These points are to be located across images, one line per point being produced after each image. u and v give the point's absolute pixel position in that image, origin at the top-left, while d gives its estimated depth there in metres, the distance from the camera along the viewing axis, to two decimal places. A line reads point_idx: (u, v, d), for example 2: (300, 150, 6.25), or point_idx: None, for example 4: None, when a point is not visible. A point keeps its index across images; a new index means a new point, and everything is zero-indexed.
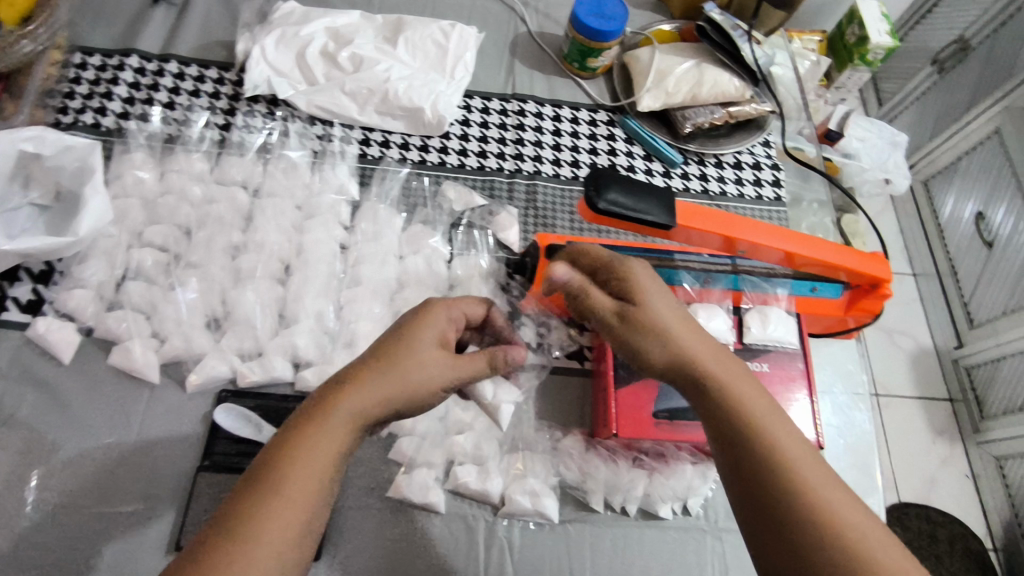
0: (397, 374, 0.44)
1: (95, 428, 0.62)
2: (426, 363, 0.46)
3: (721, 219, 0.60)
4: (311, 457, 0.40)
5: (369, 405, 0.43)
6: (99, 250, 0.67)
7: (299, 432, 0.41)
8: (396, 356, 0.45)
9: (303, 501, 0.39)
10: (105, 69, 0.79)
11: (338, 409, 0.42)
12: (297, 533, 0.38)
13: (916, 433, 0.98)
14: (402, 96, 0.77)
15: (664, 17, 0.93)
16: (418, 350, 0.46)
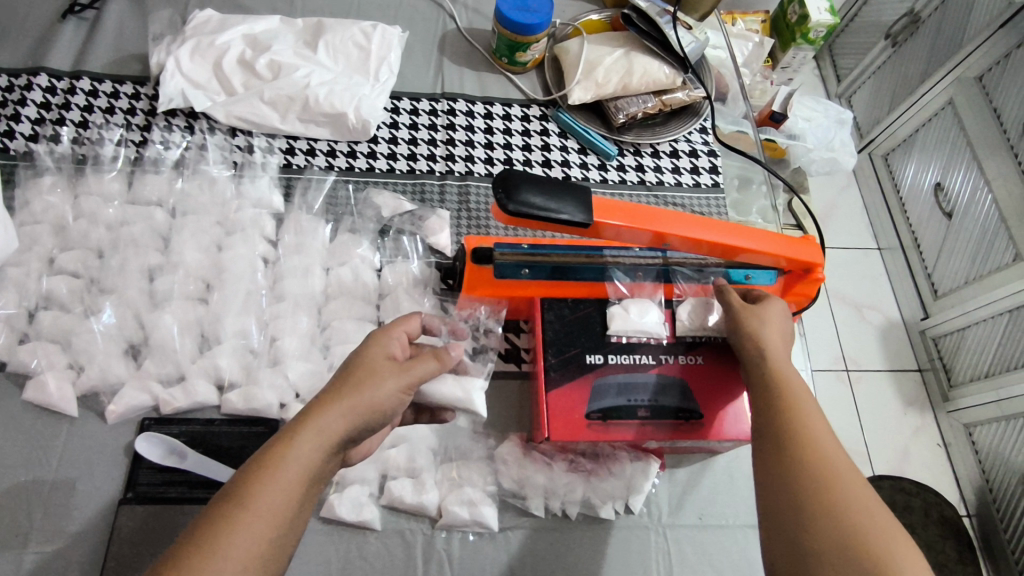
0: (347, 392, 0.44)
1: (11, 466, 0.59)
2: (378, 379, 0.45)
3: (643, 213, 0.58)
4: (279, 470, 0.40)
5: (327, 420, 0.42)
6: (8, 280, 0.65)
7: (272, 447, 0.41)
8: (345, 377, 0.45)
9: (267, 513, 0.38)
10: (12, 90, 0.76)
11: (308, 424, 0.42)
12: (256, 548, 0.37)
13: (887, 407, 0.95)
14: (323, 102, 0.75)
15: (597, 6, 0.91)
16: (372, 367, 0.46)
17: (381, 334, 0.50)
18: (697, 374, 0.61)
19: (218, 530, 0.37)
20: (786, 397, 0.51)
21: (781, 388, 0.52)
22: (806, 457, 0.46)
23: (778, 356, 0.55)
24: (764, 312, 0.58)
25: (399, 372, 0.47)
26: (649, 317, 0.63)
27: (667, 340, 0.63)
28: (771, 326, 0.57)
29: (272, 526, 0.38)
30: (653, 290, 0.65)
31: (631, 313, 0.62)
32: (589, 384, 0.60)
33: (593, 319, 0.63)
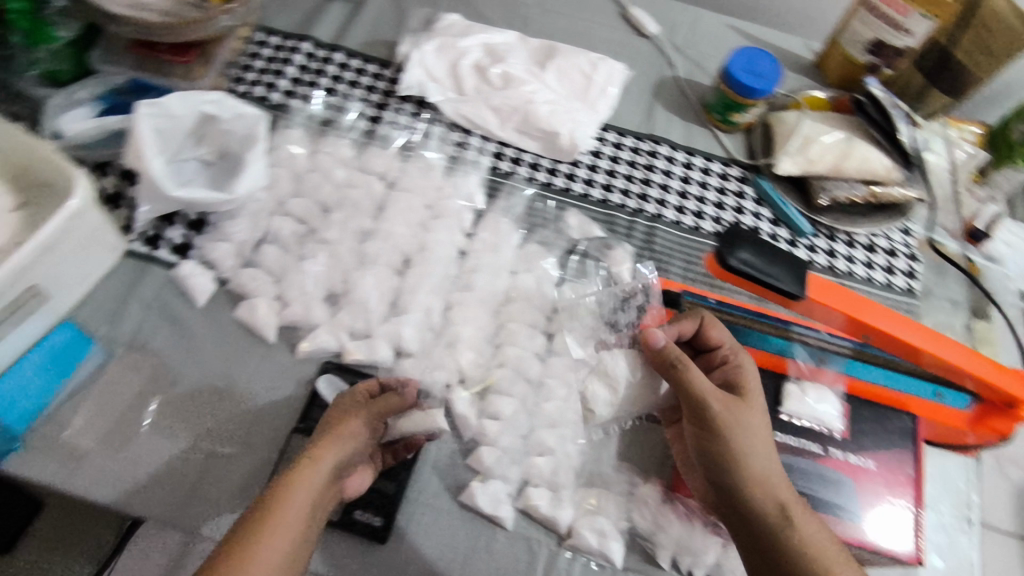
0: (332, 438, 0.53)
1: (212, 372, 0.67)
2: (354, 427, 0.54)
3: (855, 302, 0.57)
4: (286, 500, 0.47)
5: (321, 462, 0.50)
6: (247, 211, 0.73)
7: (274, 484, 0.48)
8: (324, 430, 0.54)
9: (283, 536, 0.46)
10: (281, 49, 0.86)
11: (308, 463, 0.50)
12: (275, 564, 0.44)
13: None
14: (543, 120, 0.79)
15: (818, 84, 0.92)
16: (348, 418, 0.55)
17: (352, 394, 0.58)
18: (868, 479, 0.59)
19: (245, 557, 0.43)
20: (751, 483, 0.52)
21: (759, 488, 0.52)
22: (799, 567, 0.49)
23: (750, 448, 0.53)
24: (742, 411, 0.54)
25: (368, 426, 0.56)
26: (824, 405, 0.61)
27: (841, 435, 0.61)
28: (745, 419, 0.54)
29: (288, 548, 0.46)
30: (834, 379, 0.63)
31: (807, 396, 0.61)
32: None
33: (766, 392, 0.62)
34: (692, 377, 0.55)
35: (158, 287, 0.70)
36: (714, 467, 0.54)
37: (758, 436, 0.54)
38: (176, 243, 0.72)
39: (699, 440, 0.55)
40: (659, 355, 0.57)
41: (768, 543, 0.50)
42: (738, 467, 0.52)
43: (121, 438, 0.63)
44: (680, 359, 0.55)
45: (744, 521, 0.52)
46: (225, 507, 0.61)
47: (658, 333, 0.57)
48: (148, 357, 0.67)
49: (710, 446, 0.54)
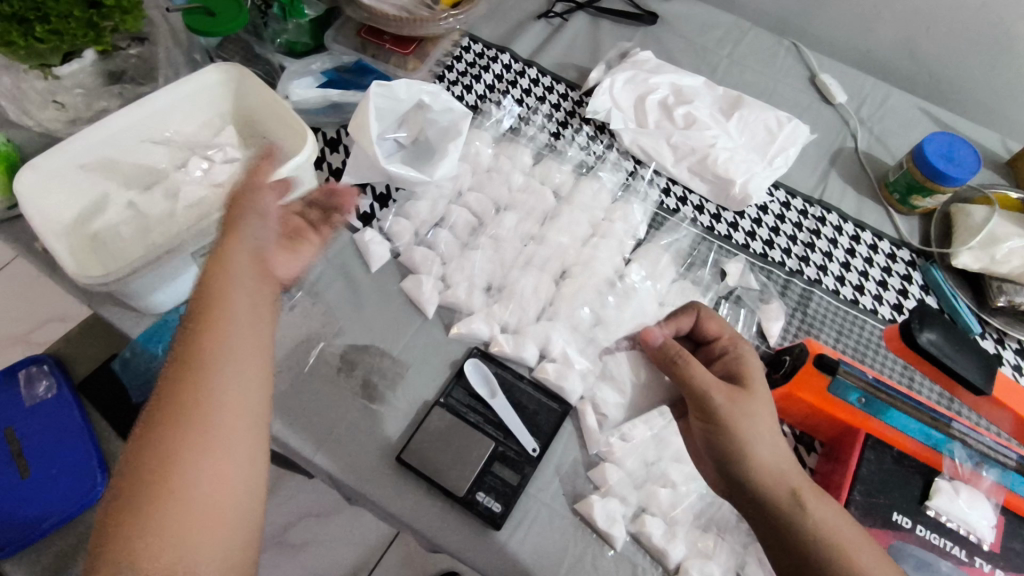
0: (218, 263, 0.49)
1: (372, 332, 0.72)
2: (255, 234, 0.52)
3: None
4: (209, 302, 0.47)
5: (229, 296, 0.48)
6: (430, 195, 0.79)
7: (196, 299, 0.48)
8: (223, 238, 0.51)
9: (235, 354, 0.46)
10: (482, 57, 0.93)
11: (219, 264, 0.49)
12: (240, 383, 0.46)
13: None
14: (719, 164, 0.81)
15: (1008, 183, 0.89)
16: (254, 216, 0.53)
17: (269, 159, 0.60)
18: None
19: (186, 403, 0.43)
20: (763, 476, 0.55)
21: (768, 473, 0.55)
22: (815, 552, 0.51)
23: (753, 436, 0.56)
24: (746, 403, 0.58)
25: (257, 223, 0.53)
26: (978, 513, 0.58)
27: (991, 547, 0.57)
28: (750, 409, 0.58)
29: (241, 364, 0.46)
30: (991, 489, 0.59)
31: (960, 498, 0.58)
32: (888, 539, 0.57)
33: (914, 480, 0.60)
34: (693, 373, 0.60)
35: (340, 245, 0.77)
36: (722, 461, 0.57)
37: (762, 422, 0.57)
38: (363, 211, 0.80)
39: (706, 434, 0.59)
40: (661, 353, 0.64)
41: (783, 530, 0.53)
42: (744, 456, 0.55)
43: (286, 369, 0.69)
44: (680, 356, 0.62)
45: (760, 510, 0.54)
46: (361, 456, 0.65)
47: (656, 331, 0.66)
48: (319, 306, 0.73)
49: (716, 439, 0.57)
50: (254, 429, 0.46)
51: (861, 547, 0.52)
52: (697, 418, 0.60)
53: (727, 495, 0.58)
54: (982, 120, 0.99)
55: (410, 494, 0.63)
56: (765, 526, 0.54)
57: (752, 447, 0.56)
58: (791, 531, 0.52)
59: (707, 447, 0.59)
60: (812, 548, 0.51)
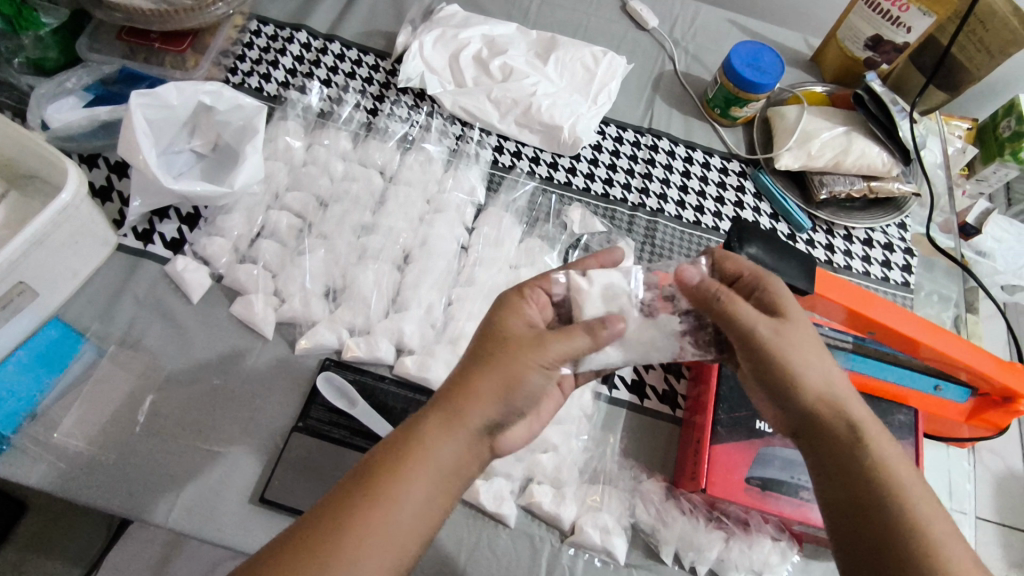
0: (502, 361, 0.44)
1: (207, 368, 0.65)
2: (532, 368, 0.45)
3: (859, 296, 0.59)
4: (458, 428, 0.43)
5: (475, 408, 0.43)
6: (243, 205, 0.72)
7: (442, 402, 0.44)
8: (484, 370, 0.44)
9: (435, 459, 0.42)
10: (276, 39, 0.84)
11: (466, 402, 0.43)
12: (440, 474, 0.42)
13: (1003, 564, 0.76)
14: (544, 112, 0.79)
15: (815, 78, 0.93)
16: (515, 370, 0.44)
17: (529, 283, 0.51)
18: None
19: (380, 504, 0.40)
20: (824, 417, 0.46)
21: (827, 411, 0.46)
22: (878, 498, 0.43)
23: (809, 368, 0.47)
24: (793, 331, 0.47)
25: (545, 341, 0.46)
26: None
27: None
28: (798, 337, 0.47)
29: (437, 475, 0.42)
30: None
31: None
32: (755, 449, 0.59)
33: None
34: (733, 305, 0.48)
35: (151, 281, 0.68)
36: (773, 396, 0.48)
37: (818, 355, 0.48)
38: (170, 238, 0.71)
39: (751, 371, 0.49)
40: (697, 291, 0.49)
41: (838, 467, 0.45)
42: (800, 391, 0.47)
43: (113, 437, 0.61)
44: (715, 288, 0.48)
45: (822, 454, 0.46)
46: (221, 507, 0.59)
47: (693, 269, 0.52)
48: (140, 354, 0.65)
49: (768, 378, 0.48)
50: (425, 510, 0.42)
51: (920, 491, 0.44)
52: (740, 354, 0.49)
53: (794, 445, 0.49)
54: (786, 21, 1.02)
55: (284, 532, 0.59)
56: (835, 481, 0.45)
57: (807, 381, 0.47)
58: (847, 471, 0.45)
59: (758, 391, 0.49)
60: (869, 496, 0.43)
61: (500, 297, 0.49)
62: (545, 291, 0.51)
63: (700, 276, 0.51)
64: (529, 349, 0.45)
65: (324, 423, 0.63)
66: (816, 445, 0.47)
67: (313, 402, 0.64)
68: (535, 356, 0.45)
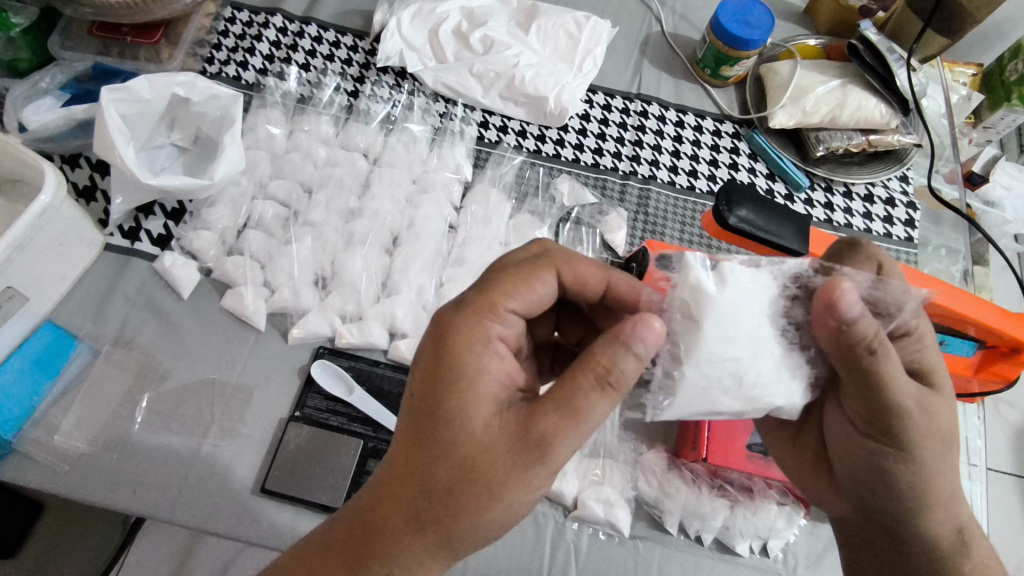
0: (469, 495, 0.37)
1: (202, 363, 0.65)
2: (524, 481, 0.37)
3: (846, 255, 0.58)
4: (429, 558, 0.38)
5: (433, 544, 0.38)
6: (227, 197, 0.71)
7: (417, 524, 0.37)
8: (458, 495, 0.37)
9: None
10: (252, 25, 0.82)
11: (447, 527, 0.37)
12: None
13: (1017, 514, 0.75)
14: (528, 84, 0.77)
15: (809, 31, 0.90)
16: (486, 505, 0.38)
17: (490, 324, 0.41)
18: None
19: None
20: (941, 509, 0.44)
21: (937, 509, 0.44)
22: None
23: (930, 462, 0.43)
24: (938, 411, 0.43)
25: (542, 451, 0.37)
26: None
27: None
28: (942, 419, 0.43)
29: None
30: None
31: None
32: None
33: None
34: (890, 374, 0.40)
35: (140, 278, 0.68)
36: (874, 477, 0.45)
37: (949, 445, 0.44)
38: (157, 234, 0.70)
39: (872, 445, 0.44)
40: (845, 335, 0.39)
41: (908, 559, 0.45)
42: (917, 486, 0.44)
43: (113, 435, 0.61)
44: (880, 345, 0.39)
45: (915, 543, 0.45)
46: (223, 499, 0.59)
47: (853, 292, 0.39)
48: (134, 353, 0.65)
49: (884, 461, 0.44)
50: None
51: None
52: (860, 427, 0.44)
53: (880, 521, 0.46)
54: None
55: (286, 521, 0.59)
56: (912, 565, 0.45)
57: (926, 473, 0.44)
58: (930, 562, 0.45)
59: (871, 465, 0.45)
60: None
61: (459, 352, 0.39)
62: (512, 318, 0.42)
63: (860, 308, 0.39)
64: (517, 456, 0.37)
65: (319, 413, 0.63)
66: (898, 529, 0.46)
67: (310, 391, 0.64)
68: (518, 468, 0.37)
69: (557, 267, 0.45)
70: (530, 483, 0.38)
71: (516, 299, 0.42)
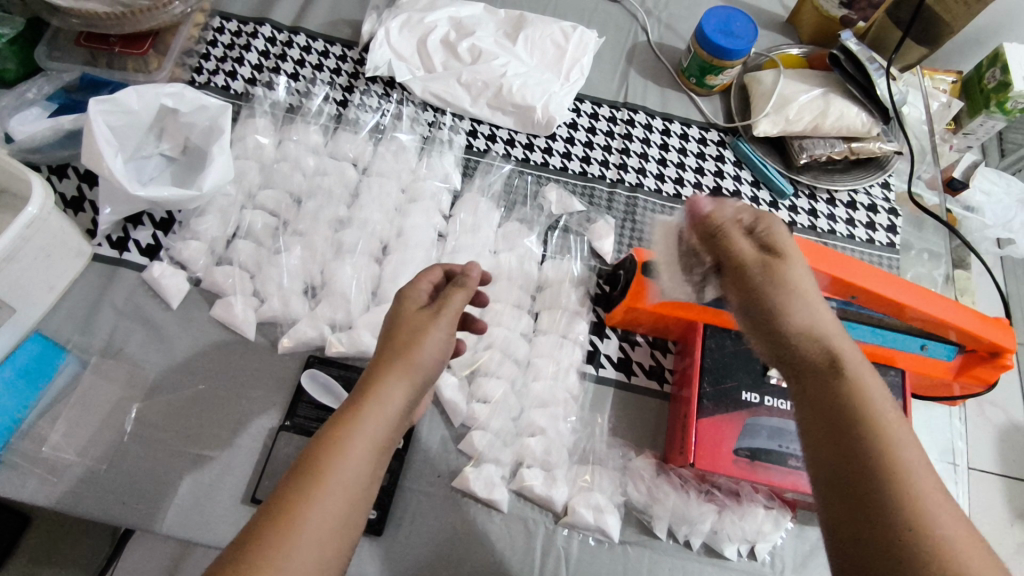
0: (403, 351, 0.44)
1: (192, 373, 0.65)
2: (435, 339, 0.45)
3: (811, 250, 0.58)
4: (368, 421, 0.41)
5: (384, 403, 0.42)
6: (216, 207, 0.71)
7: (319, 443, 0.40)
8: (394, 355, 0.44)
9: (320, 520, 0.37)
10: (240, 35, 0.82)
11: (341, 439, 0.39)
12: (332, 533, 0.37)
13: (998, 513, 0.77)
14: (515, 93, 0.78)
15: (792, 40, 0.91)
16: (415, 359, 0.44)
17: (406, 289, 0.49)
18: None
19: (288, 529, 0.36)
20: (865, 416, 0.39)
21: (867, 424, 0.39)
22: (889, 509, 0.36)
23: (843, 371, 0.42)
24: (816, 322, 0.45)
25: (442, 318, 0.47)
26: None
27: None
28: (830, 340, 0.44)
29: (329, 536, 0.37)
30: None
31: None
32: (742, 420, 0.59)
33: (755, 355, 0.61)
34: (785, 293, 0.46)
35: (129, 289, 0.68)
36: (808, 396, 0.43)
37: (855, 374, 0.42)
38: (145, 244, 0.70)
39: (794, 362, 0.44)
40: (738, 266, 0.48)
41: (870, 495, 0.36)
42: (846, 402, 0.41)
43: (101, 446, 0.61)
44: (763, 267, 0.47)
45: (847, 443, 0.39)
46: (213, 510, 0.59)
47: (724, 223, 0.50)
48: (123, 364, 0.65)
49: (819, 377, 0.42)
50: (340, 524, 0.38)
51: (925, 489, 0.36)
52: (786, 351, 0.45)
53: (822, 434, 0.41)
54: None
55: None
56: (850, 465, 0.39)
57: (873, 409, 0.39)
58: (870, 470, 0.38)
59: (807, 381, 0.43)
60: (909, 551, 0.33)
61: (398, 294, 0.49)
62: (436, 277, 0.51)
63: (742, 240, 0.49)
64: (434, 322, 0.46)
65: (311, 423, 0.63)
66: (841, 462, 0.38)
67: (301, 400, 0.64)
68: (430, 327, 0.46)
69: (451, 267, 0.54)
70: (439, 347, 0.46)
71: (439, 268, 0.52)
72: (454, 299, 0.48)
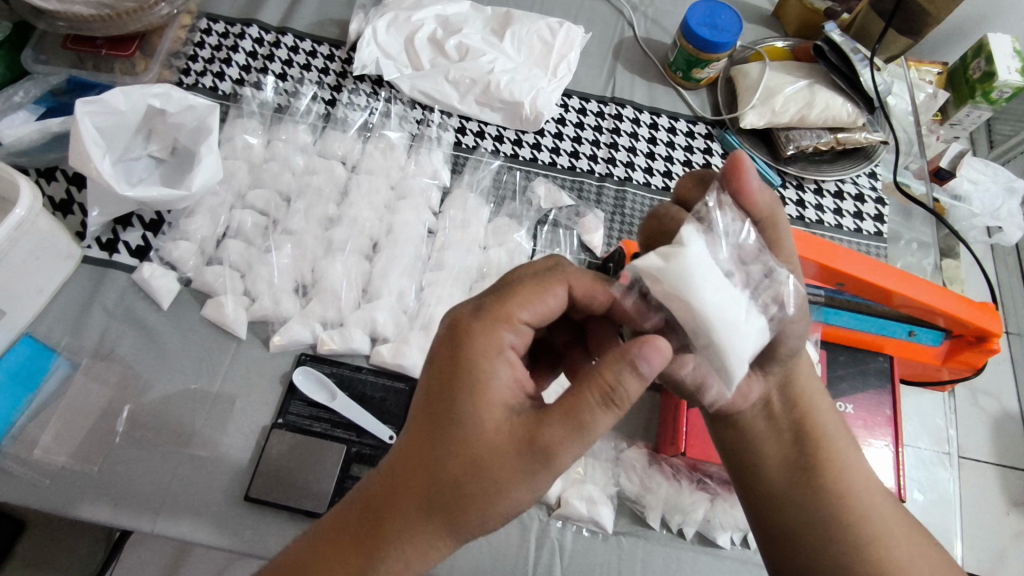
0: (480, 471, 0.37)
1: (183, 372, 0.65)
2: (524, 483, 0.38)
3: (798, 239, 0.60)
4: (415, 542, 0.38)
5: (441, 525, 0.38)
6: (205, 207, 0.71)
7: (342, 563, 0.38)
8: (472, 480, 0.37)
9: None
10: (227, 37, 0.82)
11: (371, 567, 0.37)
12: None
13: (990, 500, 0.77)
14: (503, 89, 0.78)
15: (778, 34, 0.92)
16: (489, 476, 0.37)
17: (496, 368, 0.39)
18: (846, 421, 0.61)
19: None
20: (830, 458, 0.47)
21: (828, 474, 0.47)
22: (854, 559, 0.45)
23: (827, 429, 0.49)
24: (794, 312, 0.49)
25: (541, 437, 0.37)
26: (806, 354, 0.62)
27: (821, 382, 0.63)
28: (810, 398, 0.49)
29: None
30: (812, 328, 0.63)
31: None
32: None
33: None
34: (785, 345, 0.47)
35: (119, 290, 0.68)
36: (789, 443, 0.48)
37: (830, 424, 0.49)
38: (135, 245, 0.70)
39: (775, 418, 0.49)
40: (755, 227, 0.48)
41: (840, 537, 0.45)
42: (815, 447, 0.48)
43: (93, 448, 0.61)
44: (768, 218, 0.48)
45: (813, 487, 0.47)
46: (205, 508, 0.59)
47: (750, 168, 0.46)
48: (114, 365, 0.65)
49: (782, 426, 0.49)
50: None
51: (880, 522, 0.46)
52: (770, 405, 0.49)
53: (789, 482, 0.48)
54: None
55: (269, 528, 0.59)
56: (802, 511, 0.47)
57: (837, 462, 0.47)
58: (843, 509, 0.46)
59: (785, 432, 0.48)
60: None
61: (477, 362, 0.39)
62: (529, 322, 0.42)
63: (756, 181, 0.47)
64: (523, 461, 0.37)
65: (304, 418, 0.63)
66: (806, 549, 0.46)
67: (293, 398, 0.64)
68: (524, 471, 0.37)
69: (569, 284, 0.45)
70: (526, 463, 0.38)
71: (529, 310, 0.42)
72: (592, 423, 0.38)
